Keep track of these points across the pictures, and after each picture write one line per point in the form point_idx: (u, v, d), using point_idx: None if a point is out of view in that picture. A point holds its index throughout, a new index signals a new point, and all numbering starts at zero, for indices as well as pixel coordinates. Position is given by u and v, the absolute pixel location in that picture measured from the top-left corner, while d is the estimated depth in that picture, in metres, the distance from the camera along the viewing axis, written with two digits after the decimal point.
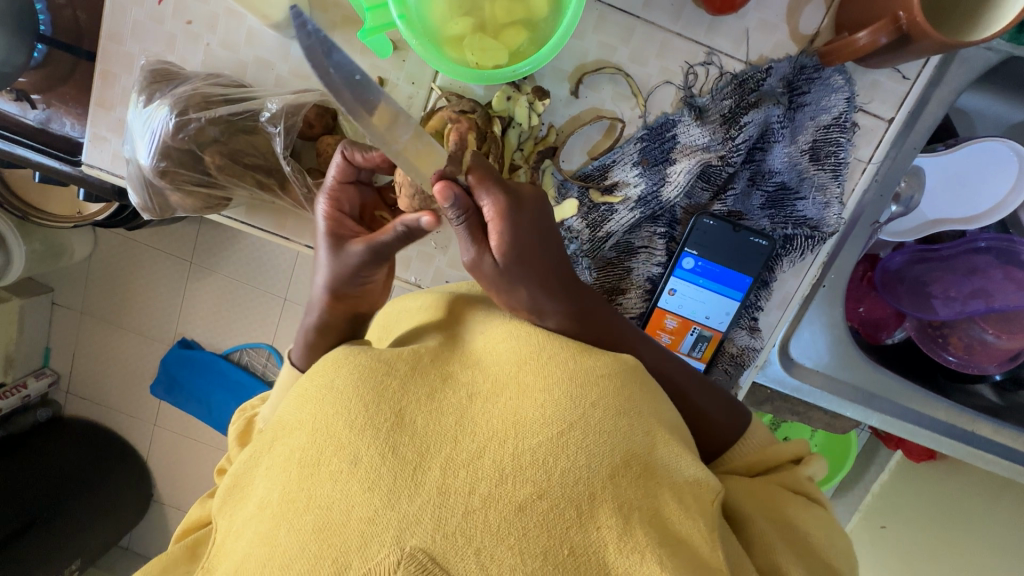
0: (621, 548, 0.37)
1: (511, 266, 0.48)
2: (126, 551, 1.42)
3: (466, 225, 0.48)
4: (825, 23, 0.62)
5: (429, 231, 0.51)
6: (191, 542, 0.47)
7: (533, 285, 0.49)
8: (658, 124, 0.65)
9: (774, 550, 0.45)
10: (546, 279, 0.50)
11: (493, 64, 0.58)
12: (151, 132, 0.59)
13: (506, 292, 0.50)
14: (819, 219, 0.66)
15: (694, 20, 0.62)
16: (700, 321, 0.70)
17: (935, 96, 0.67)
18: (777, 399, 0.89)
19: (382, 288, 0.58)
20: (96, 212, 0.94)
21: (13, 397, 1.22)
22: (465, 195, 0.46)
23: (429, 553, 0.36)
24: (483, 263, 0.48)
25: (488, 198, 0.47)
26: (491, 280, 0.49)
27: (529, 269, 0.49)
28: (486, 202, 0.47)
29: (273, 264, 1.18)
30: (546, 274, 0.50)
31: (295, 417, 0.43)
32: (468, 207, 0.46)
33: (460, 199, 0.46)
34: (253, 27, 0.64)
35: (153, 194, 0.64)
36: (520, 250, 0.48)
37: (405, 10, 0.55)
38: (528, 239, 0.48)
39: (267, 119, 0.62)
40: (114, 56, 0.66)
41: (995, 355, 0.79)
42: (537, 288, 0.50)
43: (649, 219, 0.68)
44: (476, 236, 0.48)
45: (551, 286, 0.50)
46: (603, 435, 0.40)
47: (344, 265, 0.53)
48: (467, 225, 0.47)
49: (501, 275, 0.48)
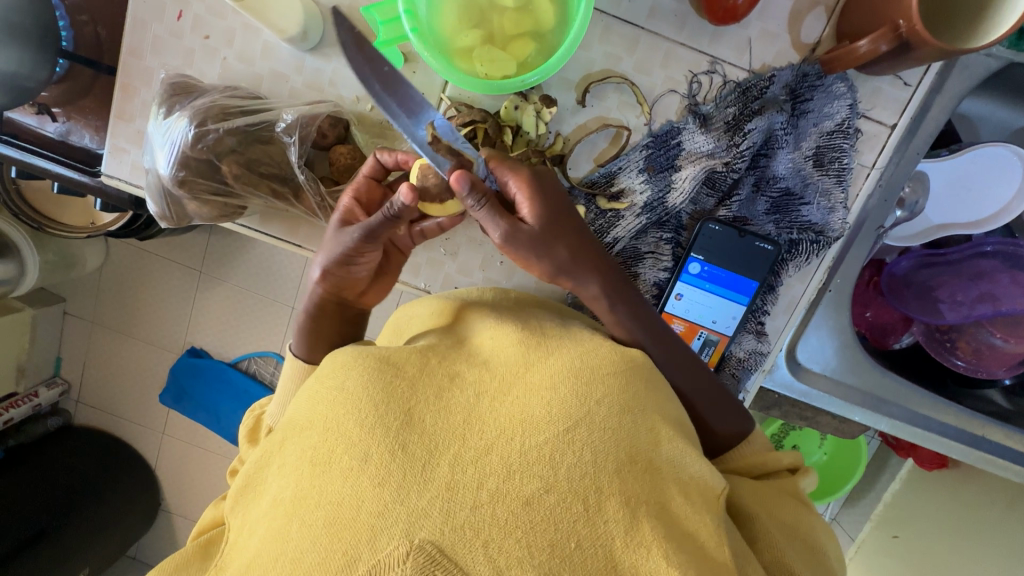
0: (627, 543, 0.38)
1: (544, 229, 0.53)
2: (134, 560, 1.42)
3: (485, 207, 0.51)
4: (826, 32, 0.63)
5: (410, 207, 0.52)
6: (203, 542, 0.48)
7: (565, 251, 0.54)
8: (663, 131, 0.66)
9: (784, 555, 0.45)
10: (579, 243, 0.54)
11: (502, 74, 0.59)
12: (170, 142, 0.61)
13: (542, 255, 0.53)
14: (824, 224, 0.67)
15: (698, 30, 0.63)
16: (707, 325, 0.71)
17: (937, 102, 0.68)
18: (786, 404, 0.89)
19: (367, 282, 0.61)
20: (111, 222, 0.97)
21: (24, 406, 1.23)
22: (477, 181, 0.51)
23: (437, 545, 0.36)
24: (517, 227, 0.52)
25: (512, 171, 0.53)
26: (526, 246, 0.53)
27: (565, 229, 0.54)
28: (510, 176, 0.53)
29: (284, 272, 1.20)
30: (580, 239, 0.55)
31: (308, 417, 0.44)
32: (484, 188, 0.50)
33: (474, 186, 0.51)
34: (269, 41, 0.66)
35: (171, 204, 0.65)
36: (554, 212, 0.54)
37: (416, 23, 0.57)
38: (557, 204, 0.54)
39: (283, 129, 0.64)
40: (134, 70, 0.68)
41: (1003, 360, 0.79)
42: (568, 252, 0.54)
43: (655, 224, 0.69)
44: (500, 212, 0.52)
45: (583, 251, 0.55)
46: (608, 432, 0.41)
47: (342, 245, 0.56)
48: (486, 208, 0.51)
49: (537, 238, 0.53)
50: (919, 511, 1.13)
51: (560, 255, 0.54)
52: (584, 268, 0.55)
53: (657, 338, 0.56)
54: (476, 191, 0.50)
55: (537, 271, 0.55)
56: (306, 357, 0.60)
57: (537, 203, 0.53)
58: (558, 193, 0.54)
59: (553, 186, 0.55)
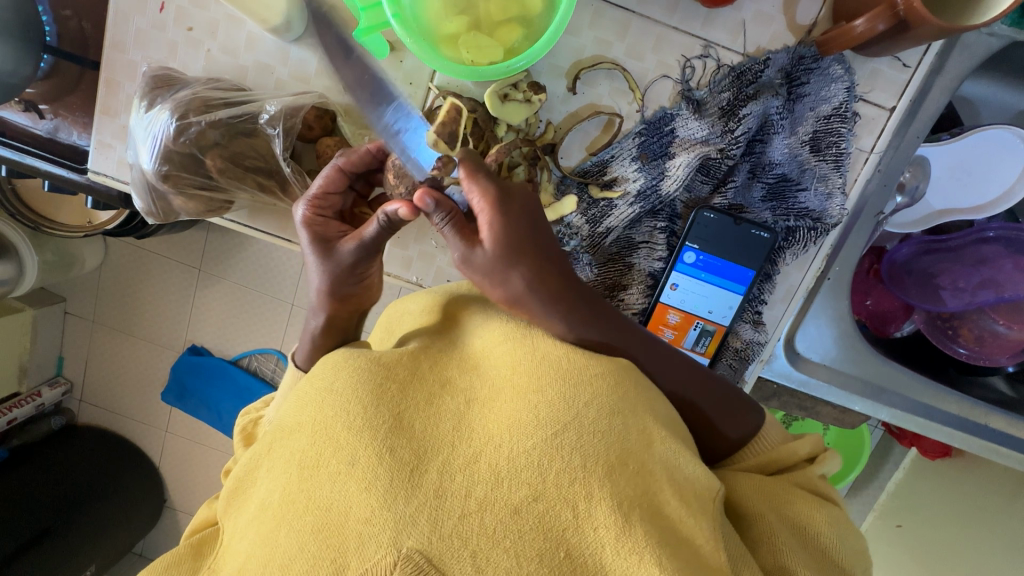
0: (617, 551, 0.37)
1: (501, 254, 0.49)
2: (139, 557, 1.43)
3: (450, 224, 0.50)
4: (823, 13, 0.61)
5: (408, 222, 0.50)
6: (196, 540, 0.47)
7: (515, 281, 0.50)
8: (656, 118, 0.65)
9: (783, 553, 0.44)
10: (539, 274, 0.50)
11: (489, 61, 0.58)
12: (153, 136, 0.60)
13: (500, 282, 0.50)
14: (822, 211, 0.66)
15: (691, 14, 0.62)
16: (703, 315, 0.69)
17: (938, 84, 0.67)
18: (786, 394, 0.88)
19: (374, 289, 0.60)
20: (107, 221, 0.96)
21: (27, 405, 1.23)
22: (442, 197, 0.49)
23: (425, 554, 0.35)
24: (471, 255, 0.49)
25: (477, 188, 0.49)
26: (481, 272, 0.50)
27: (523, 254, 0.49)
28: (475, 192, 0.49)
29: (281, 269, 1.19)
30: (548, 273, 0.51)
31: (296, 420, 0.44)
32: (448, 204, 0.49)
33: (440, 203, 0.49)
34: (253, 31, 0.64)
35: (157, 199, 0.64)
36: (512, 235, 0.49)
37: (399, 9, 0.55)
38: (518, 231, 0.50)
39: (266, 121, 0.62)
40: (117, 64, 0.67)
41: (1006, 347, 0.78)
42: (528, 279, 0.50)
43: (649, 213, 0.68)
44: (462, 229, 0.50)
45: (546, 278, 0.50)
46: (597, 436, 0.40)
47: (337, 266, 0.53)
48: (450, 224, 0.49)
49: (494, 263, 0.49)
50: (922, 500, 1.12)
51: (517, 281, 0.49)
52: (545, 297, 0.50)
53: (651, 346, 0.54)
54: (440, 206, 0.48)
55: (497, 296, 0.51)
56: (307, 367, 0.58)
57: (497, 227, 0.49)
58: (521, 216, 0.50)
59: (520, 205, 0.51)
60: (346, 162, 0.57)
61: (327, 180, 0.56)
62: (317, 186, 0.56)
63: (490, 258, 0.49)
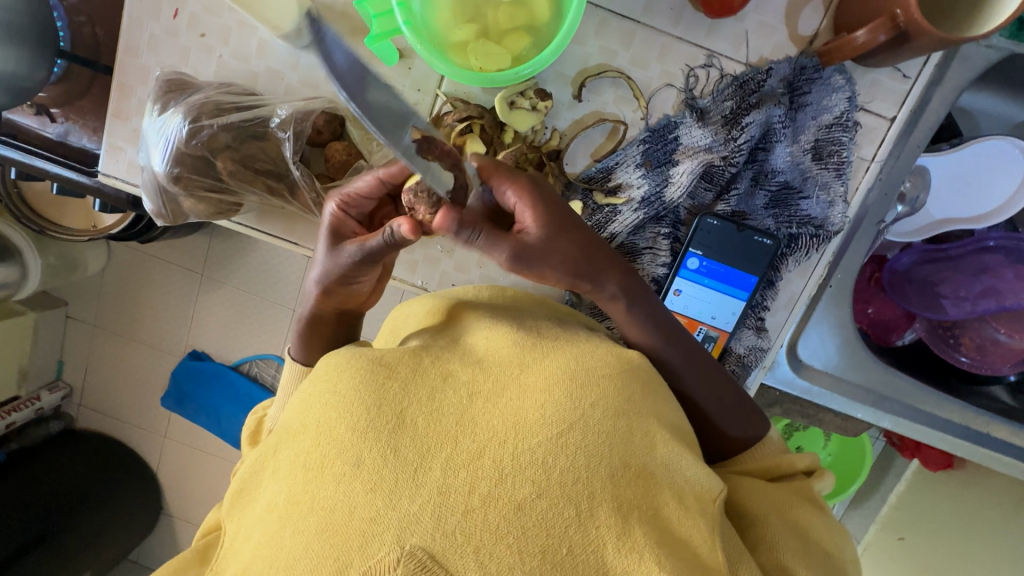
0: (619, 548, 0.37)
1: (551, 234, 0.49)
2: (134, 564, 1.41)
3: (482, 237, 0.47)
4: (824, 24, 0.63)
5: (409, 239, 0.49)
6: (202, 545, 0.47)
7: (574, 258, 0.50)
8: (660, 125, 0.66)
9: (782, 553, 0.44)
10: (586, 243, 0.51)
11: (498, 69, 0.59)
12: (165, 139, 0.61)
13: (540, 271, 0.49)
14: (824, 218, 0.67)
15: (695, 24, 0.63)
16: (706, 321, 0.70)
17: (937, 95, 0.68)
18: (787, 401, 0.88)
19: (369, 292, 0.61)
20: (111, 225, 0.97)
21: (25, 410, 1.23)
22: (465, 214, 0.46)
23: (428, 551, 0.36)
24: (523, 245, 0.48)
25: (508, 179, 0.49)
26: (541, 258, 0.48)
27: (567, 237, 0.50)
28: (507, 184, 0.49)
29: (284, 274, 1.20)
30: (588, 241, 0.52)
31: (301, 422, 0.44)
32: (474, 219, 0.46)
33: (463, 220, 0.46)
34: (265, 38, 0.66)
35: (167, 201, 0.65)
36: (553, 217, 0.50)
37: (410, 16, 0.56)
38: (558, 210, 0.50)
39: (278, 125, 0.63)
40: (129, 68, 0.68)
41: (1008, 356, 0.78)
42: (581, 254, 0.50)
43: (653, 219, 0.69)
44: (499, 234, 0.47)
45: (593, 248, 0.51)
46: (602, 435, 0.40)
47: (336, 263, 0.54)
48: (482, 238, 0.46)
49: (545, 246, 0.48)
50: (926, 513, 1.11)
51: (569, 261, 0.50)
52: (592, 266, 0.51)
53: (668, 338, 0.55)
54: (466, 224, 0.46)
55: (551, 279, 0.50)
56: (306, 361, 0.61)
57: (539, 210, 0.49)
58: (557, 198, 0.51)
59: (552, 194, 0.51)
60: (390, 173, 0.55)
61: (366, 185, 0.55)
62: (354, 186, 0.55)
63: (541, 241, 0.49)
